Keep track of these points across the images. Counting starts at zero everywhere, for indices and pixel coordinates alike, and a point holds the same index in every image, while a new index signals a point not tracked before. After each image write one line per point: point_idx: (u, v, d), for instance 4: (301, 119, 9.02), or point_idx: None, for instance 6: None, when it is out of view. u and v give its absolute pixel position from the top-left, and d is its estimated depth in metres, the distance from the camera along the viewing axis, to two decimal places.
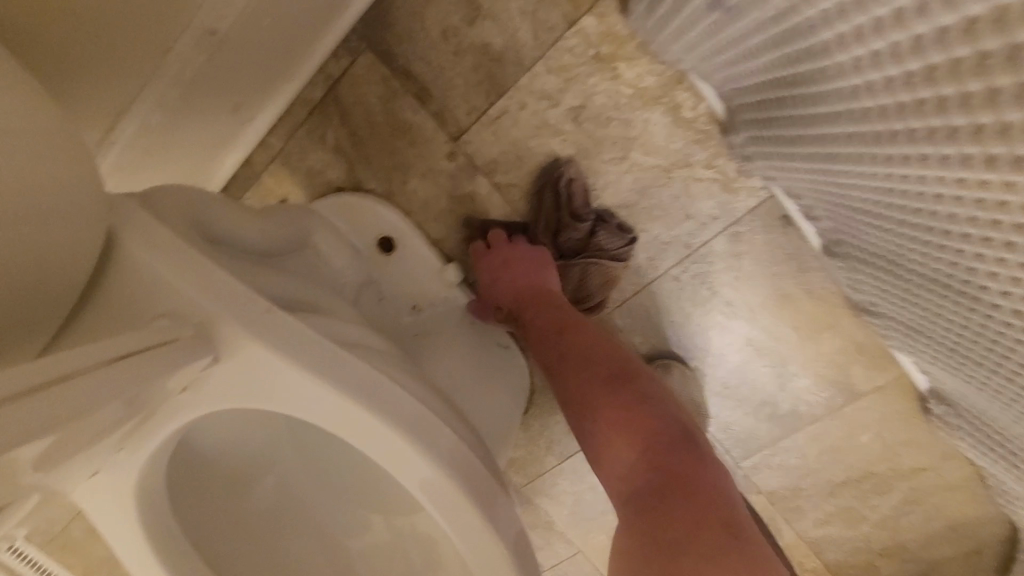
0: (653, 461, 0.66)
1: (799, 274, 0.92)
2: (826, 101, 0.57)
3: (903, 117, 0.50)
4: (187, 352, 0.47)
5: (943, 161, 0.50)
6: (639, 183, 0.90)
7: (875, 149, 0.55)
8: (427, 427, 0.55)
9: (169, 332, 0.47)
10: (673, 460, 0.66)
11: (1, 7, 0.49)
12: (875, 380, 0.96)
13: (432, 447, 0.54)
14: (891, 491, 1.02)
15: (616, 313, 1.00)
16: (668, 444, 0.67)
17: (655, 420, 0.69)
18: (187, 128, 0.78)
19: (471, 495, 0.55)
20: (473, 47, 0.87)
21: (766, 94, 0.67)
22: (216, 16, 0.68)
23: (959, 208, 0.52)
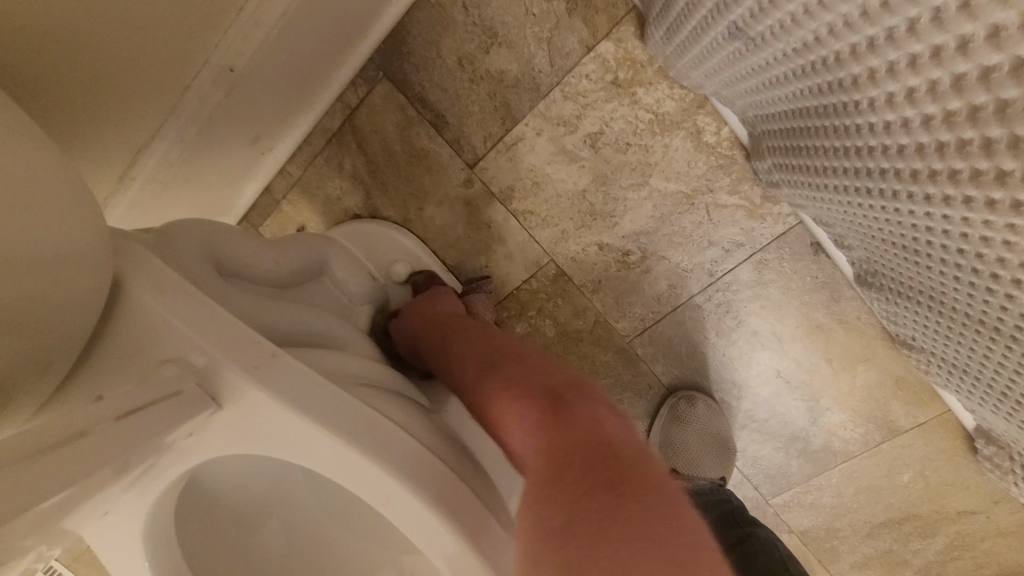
0: (545, 438, 0.56)
1: (832, 303, 0.88)
2: (847, 147, 0.54)
3: (921, 160, 0.46)
4: (193, 404, 0.47)
5: (965, 222, 0.47)
6: (660, 210, 0.87)
7: (897, 204, 0.52)
8: (433, 476, 0.53)
9: (174, 384, 0.47)
10: (522, 395, 0.61)
11: (27, 54, 0.50)
12: (916, 416, 0.90)
13: (439, 498, 0.52)
14: (936, 535, 0.95)
15: (637, 343, 0.96)
16: (546, 400, 0.59)
17: (524, 386, 0.62)
18: (200, 166, 0.79)
19: (483, 554, 0.52)
20: (488, 75, 0.86)
21: (789, 122, 0.64)
22: (235, 52, 0.69)
23: (1002, 271, 0.48)
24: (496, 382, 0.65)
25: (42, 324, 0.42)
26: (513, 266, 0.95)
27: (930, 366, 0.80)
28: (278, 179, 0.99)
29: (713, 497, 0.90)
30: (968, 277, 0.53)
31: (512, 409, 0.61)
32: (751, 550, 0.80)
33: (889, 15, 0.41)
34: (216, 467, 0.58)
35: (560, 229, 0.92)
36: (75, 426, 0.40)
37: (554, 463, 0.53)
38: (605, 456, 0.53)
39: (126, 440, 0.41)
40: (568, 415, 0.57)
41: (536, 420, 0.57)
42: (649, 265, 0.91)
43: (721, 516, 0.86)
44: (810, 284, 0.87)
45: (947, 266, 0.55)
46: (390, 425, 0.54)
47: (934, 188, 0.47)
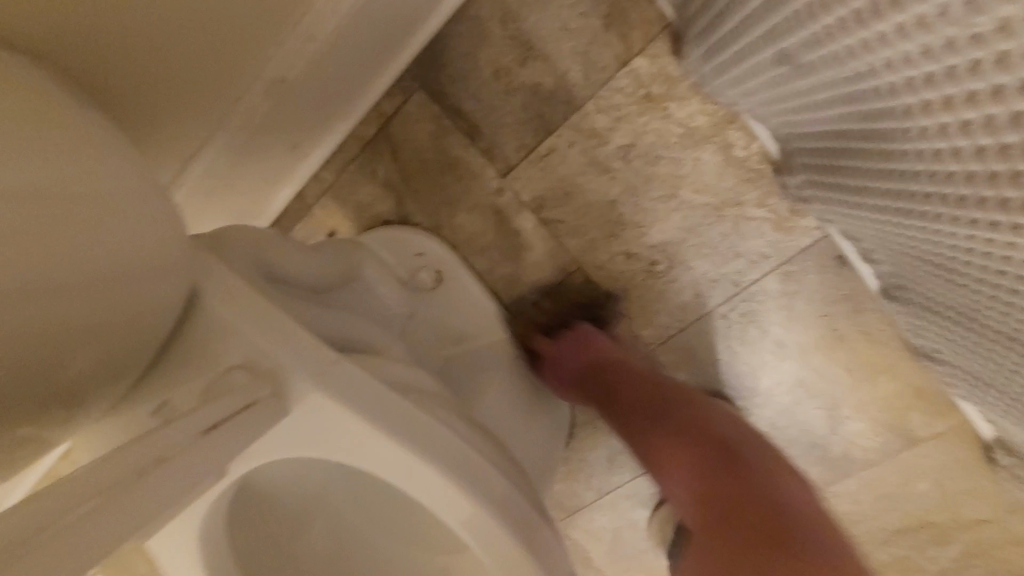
0: (694, 488, 0.81)
1: (855, 315, 0.89)
2: (895, 168, 0.58)
3: (970, 187, 0.50)
4: (267, 411, 0.49)
5: (1009, 245, 0.51)
6: (688, 221, 0.90)
7: (942, 225, 0.56)
8: (484, 480, 0.55)
9: (248, 396, 0.49)
10: (683, 455, 0.82)
11: (87, 63, 0.52)
12: (935, 426, 0.92)
13: (489, 500, 0.54)
14: (951, 543, 0.98)
15: (661, 350, 0.98)
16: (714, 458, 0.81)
17: (691, 441, 0.82)
18: (244, 173, 0.81)
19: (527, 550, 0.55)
20: (524, 87, 0.88)
21: (826, 144, 0.68)
22: (286, 66, 0.70)
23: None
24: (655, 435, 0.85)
25: (117, 334, 0.44)
26: (541, 273, 0.97)
27: (954, 378, 0.82)
28: (311, 184, 1.01)
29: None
30: (1003, 293, 0.57)
31: (680, 461, 0.82)
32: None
33: (952, 54, 0.43)
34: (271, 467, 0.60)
35: (589, 238, 0.94)
36: (162, 444, 0.43)
37: (710, 517, 0.78)
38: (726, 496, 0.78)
39: (210, 455, 0.44)
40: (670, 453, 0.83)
41: (693, 482, 0.81)
42: (676, 275, 0.93)
43: None
44: (833, 296, 0.89)
45: (981, 282, 0.59)
46: (444, 432, 0.55)
47: (980, 214, 0.51)
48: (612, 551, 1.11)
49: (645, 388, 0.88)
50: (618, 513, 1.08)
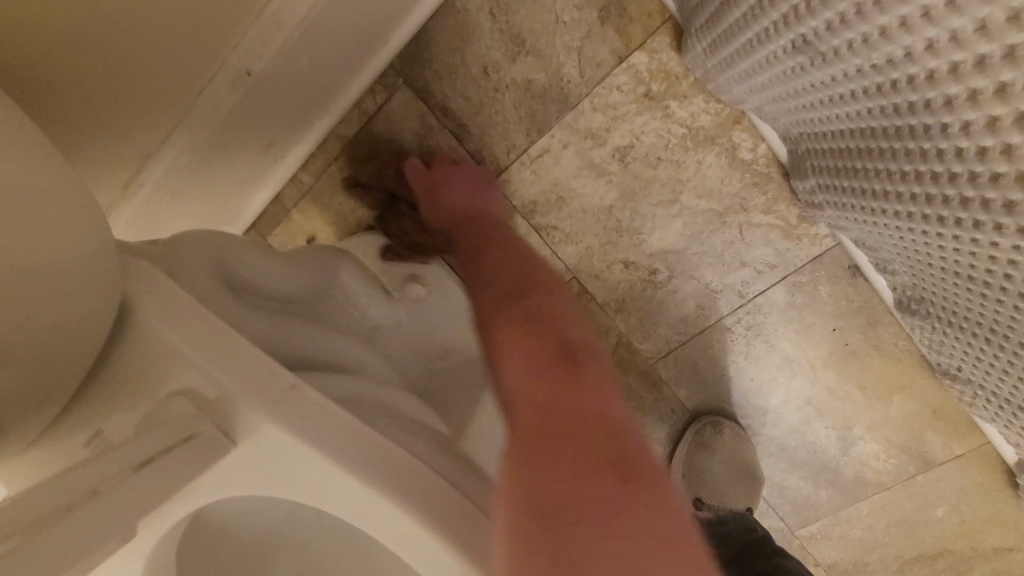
0: (536, 392, 0.48)
1: (868, 328, 0.84)
2: (924, 171, 0.51)
3: (1019, 189, 0.45)
4: (211, 444, 0.42)
5: None
6: (690, 228, 0.84)
7: (976, 235, 0.50)
8: (468, 524, 0.48)
9: (189, 426, 0.42)
10: (524, 338, 0.52)
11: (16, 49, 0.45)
12: (953, 448, 0.86)
13: (477, 548, 0.47)
14: (970, 572, 0.92)
15: (660, 364, 0.93)
16: (550, 350, 0.51)
17: (544, 335, 0.53)
18: (212, 174, 0.75)
19: None
20: (515, 83, 0.82)
21: (840, 143, 0.61)
22: (255, 56, 0.64)
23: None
24: (504, 322, 0.56)
25: (39, 358, 0.38)
26: None
27: (975, 398, 0.76)
28: (289, 187, 0.95)
29: (740, 525, 0.85)
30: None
31: (516, 346, 0.52)
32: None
33: (1014, 30, 0.38)
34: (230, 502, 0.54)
35: (585, 246, 0.88)
36: (89, 483, 0.37)
37: (546, 425, 0.45)
38: (570, 408, 0.46)
39: (145, 496, 0.38)
40: (585, 379, 0.48)
41: (533, 357, 0.50)
42: (677, 285, 0.87)
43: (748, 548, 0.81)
44: (845, 308, 0.84)
45: (1017, 298, 0.53)
46: (420, 467, 0.49)
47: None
48: None
49: (519, 278, 0.62)
50: None
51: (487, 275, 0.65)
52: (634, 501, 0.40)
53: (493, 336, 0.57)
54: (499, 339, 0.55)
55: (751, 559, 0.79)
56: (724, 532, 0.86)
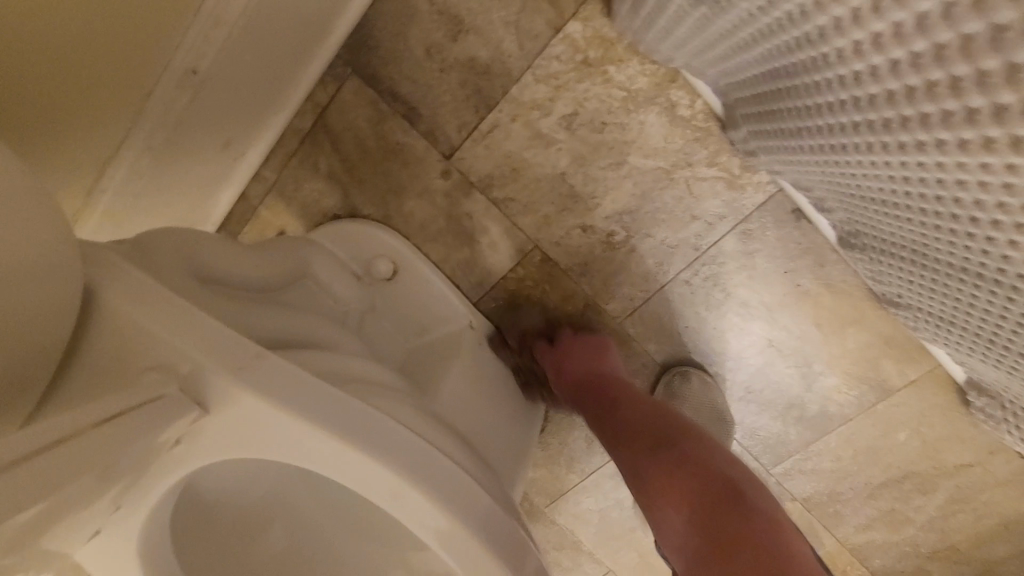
0: (695, 505, 0.65)
1: (818, 268, 0.88)
2: (842, 101, 0.53)
3: (892, 108, 0.47)
4: (175, 408, 0.44)
5: (961, 183, 0.47)
6: (640, 187, 0.87)
7: (895, 169, 0.52)
8: (434, 474, 0.52)
9: (155, 388, 0.44)
10: (677, 479, 0.67)
11: None
12: (908, 374, 0.91)
13: (444, 495, 0.52)
14: (936, 491, 0.97)
15: (627, 323, 0.96)
16: (689, 481, 0.66)
17: (681, 468, 0.67)
18: (172, 175, 0.77)
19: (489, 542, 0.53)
20: (458, 63, 0.85)
21: (773, 85, 0.63)
22: (197, 55, 0.66)
23: (995, 232, 0.48)
24: (654, 466, 0.69)
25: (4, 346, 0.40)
26: (498, 255, 0.95)
27: (916, 322, 0.81)
28: (254, 185, 0.97)
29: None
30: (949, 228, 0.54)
31: (667, 487, 0.67)
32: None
33: None
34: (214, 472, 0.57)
35: (543, 214, 0.91)
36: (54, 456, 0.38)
37: (717, 542, 0.61)
38: (718, 502, 0.64)
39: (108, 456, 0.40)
40: (693, 455, 0.68)
41: (685, 497, 0.66)
42: (635, 244, 0.91)
43: None
44: (794, 251, 0.88)
45: (934, 219, 0.54)
46: (387, 423, 0.52)
47: (909, 136, 0.47)
48: (600, 531, 1.10)
49: (632, 403, 0.79)
50: (601, 493, 1.08)
51: (628, 428, 0.75)
52: (781, 552, 0.59)
53: (637, 474, 0.71)
54: (651, 480, 0.69)
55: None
56: None
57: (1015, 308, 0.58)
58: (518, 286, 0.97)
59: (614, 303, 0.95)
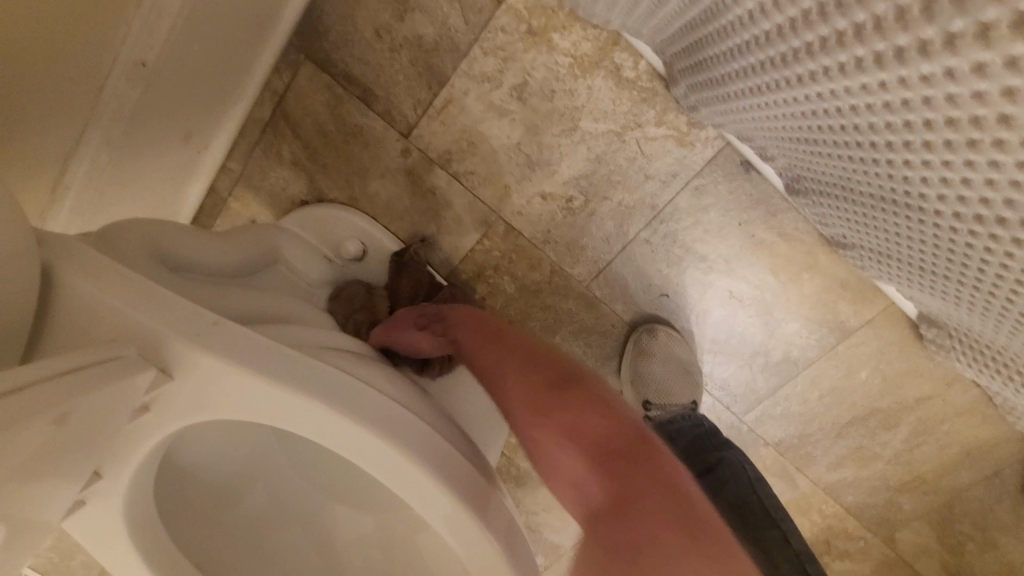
0: (583, 430, 0.63)
1: (771, 218, 0.91)
2: (757, 38, 0.59)
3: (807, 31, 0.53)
4: (134, 366, 0.47)
5: (873, 88, 0.51)
6: (594, 151, 0.90)
7: (815, 87, 0.56)
8: (403, 429, 0.55)
9: (112, 350, 0.47)
10: (564, 421, 0.64)
11: None
12: (864, 313, 0.95)
13: (413, 447, 0.54)
14: (901, 424, 1.01)
15: (593, 285, 0.99)
16: (593, 425, 0.64)
17: (579, 404, 0.65)
18: (133, 170, 0.79)
19: (459, 495, 0.55)
20: (408, 42, 0.87)
21: (703, 28, 0.66)
22: (143, 46, 0.67)
23: (914, 133, 0.52)
24: (553, 412, 0.65)
25: None
26: (463, 229, 0.98)
27: (863, 261, 0.85)
28: (220, 177, 0.99)
29: (688, 422, 0.95)
30: (875, 154, 0.58)
31: (556, 434, 0.64)
32: (722, 475, 0.86)
33: None
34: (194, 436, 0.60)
35: (503, 185, 0.94)
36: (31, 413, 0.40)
37: (621, 490, 0.59)
38: (627, 447, 0.62)
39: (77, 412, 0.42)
40: (589, 397, 0.66)
41: (571, 437, 0.63)
42: (594, 208, 0.94)
43: (697, 439, 0.92)
44: (746, 202, 0.91)
45: (858, 148, 0.60)
46: (354, 383, 0.55)
47: (828, 59, 0.53)
48: None
49: (548, 367, 0.70)
50: None
51: (535, 379, 0.69)
52: (671, 483, 0.60)
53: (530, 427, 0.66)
54: (541, 428, 0.65)
55: (699, 454, 0.90)
56: (674, 430, 0.94)
57: (949, 232, 0.61)
58: (486, 257, 0.99)
59: (579, 267, 0.98)
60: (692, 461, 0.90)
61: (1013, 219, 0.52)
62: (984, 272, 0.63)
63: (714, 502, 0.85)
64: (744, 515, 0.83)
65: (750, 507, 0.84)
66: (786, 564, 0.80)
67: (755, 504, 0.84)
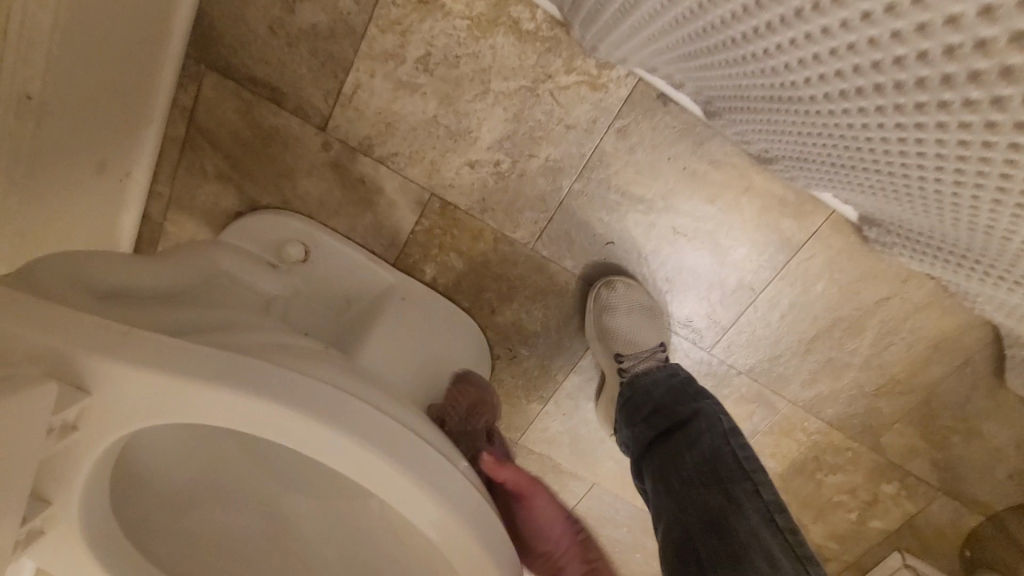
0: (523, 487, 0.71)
1: (698, 147, 0.91)
2: None
3: None
4: (33, 382, 0.46)
5: None
6: (511, 111, 0.89)
7: None
8: (339, 409, 0.54)
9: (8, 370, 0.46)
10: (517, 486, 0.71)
11: None
12: (807, 226, 0.95)
13: (348, 426, 0.54)
14: (865, 330, 1.02)
15: (539, 245, 0.99)
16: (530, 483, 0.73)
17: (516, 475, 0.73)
18: (58, 206, 0.78)
19: (405, 465, 0.54)
20: (303, 33, 0.87)
21: None
22: (26, 79, 0.63)
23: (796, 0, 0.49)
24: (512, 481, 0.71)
25: None
26: (400, 212, 0.97)
27: (790, 171, 0.85)
28: (152, 203, 0.99)
29: (663, 373, 0.96)
30: (762, 43, 0.57)
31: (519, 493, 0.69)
32: (698, 428, 0.85)
33: None
34: (143, 450, 0.61)
35: (429, 161, 0.94)
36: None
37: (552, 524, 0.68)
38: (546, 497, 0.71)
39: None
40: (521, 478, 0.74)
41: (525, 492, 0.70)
42: (523, 168, 0.93)
43: (674, 390, 0.93)
44: (671, 135, 0.91)
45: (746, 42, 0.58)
46: (283, 372, 0.54)
47: None
48: (573, 451, 1.15)
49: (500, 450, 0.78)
50: (564, 415, 1.12)
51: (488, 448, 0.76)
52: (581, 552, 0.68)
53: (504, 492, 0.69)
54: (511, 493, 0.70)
55: (676, 404, 0.91)
56: (651, 383, 0.96)
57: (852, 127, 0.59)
58: (428, 236, 0.99)
59: (521, 229, 0.98)
60: (670, 412, 0.90)
61: (891, 98, 0.51)
62: (896, 165, 0.62)
63: (688, 454, 0.83)
64: (715, 467, 0.80)
65: (722, 456, 0.80)
66: (755, 516, 0.74)
67: (729, 457, 0.80)
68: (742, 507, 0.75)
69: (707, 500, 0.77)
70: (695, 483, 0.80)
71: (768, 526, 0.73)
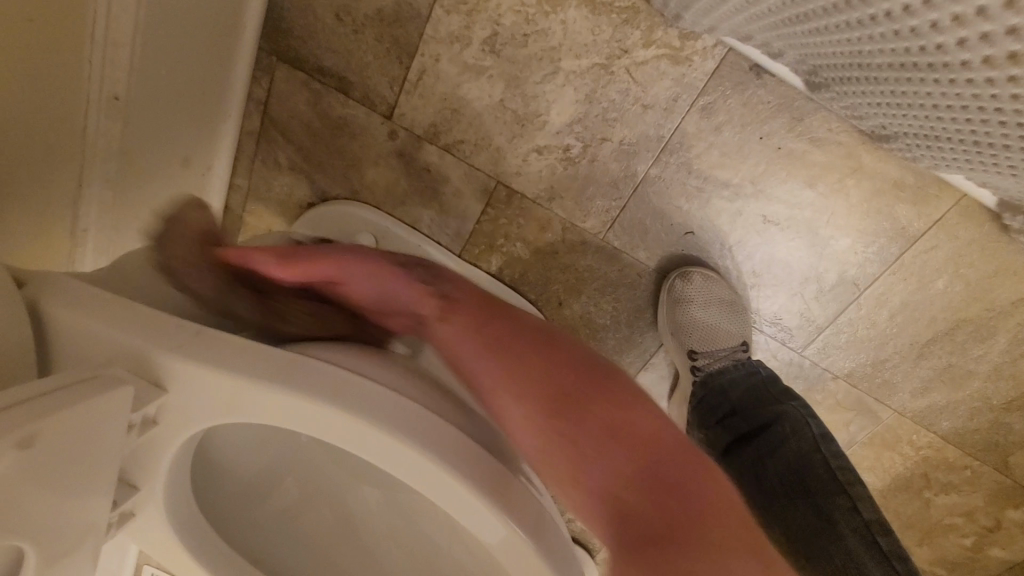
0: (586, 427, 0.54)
1: (796, 124, 0.81)
2: None
3: None
4: (114, 382, 0.47)
5: None
6: (583, 91, 0.83)
7: None
8: (401, 417, 0.52)
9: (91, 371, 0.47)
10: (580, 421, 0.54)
11: None
12: (927, 213, 0.82)
13: (412, 436, 0.51)
14: (996, 333, 0.87)
15: (610, 235, 0.93)
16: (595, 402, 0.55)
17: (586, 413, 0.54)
18: (145, 201, 0.81)
19: (470, 480, 0.51)
20: (369, 19, 0.85)
21: None
22: (113, 81, 0.66)
23: None
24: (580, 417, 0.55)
25: None
26: (465, 202, 0.95)
27: (912, 150, 0.72)
28: (232, 196, 1.03)
29: (740, 372, 0.89)
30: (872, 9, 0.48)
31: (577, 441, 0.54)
32: (781, 434, 0.78)
33: None
34: (220, 441, 0.63)
35: (495, 148, 0.90)
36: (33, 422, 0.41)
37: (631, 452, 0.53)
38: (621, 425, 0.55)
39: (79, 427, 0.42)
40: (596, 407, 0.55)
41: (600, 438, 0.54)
42: (595, 152, 0.87)
43: (753, 392, 0.86)
44: (765, 112, 0.81)
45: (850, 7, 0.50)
46: (349, 376, 0.53)
47: None
48: None
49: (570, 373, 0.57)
50: None
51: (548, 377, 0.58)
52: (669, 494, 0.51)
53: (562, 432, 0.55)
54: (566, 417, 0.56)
55: (756, 407, 0.84)
56: (726, 382, 0.89)
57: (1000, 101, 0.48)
58: (494, 225, 0.95)
59: (592, 218, 0.92)
60: (749, 415, 0.83)
61: None
62: None
63: (770, 462, 0.78)
64: (804, 479, 0.75)
65: (810, 465, 0.75)
66: (854, 537, 0.70)
67: (819, 464, 0.75)
68: (838, 529, 0.71)
69: (796, 513, 0.74)
70: (783, 493, 0.76)
71: (870, 547, 0.69)
